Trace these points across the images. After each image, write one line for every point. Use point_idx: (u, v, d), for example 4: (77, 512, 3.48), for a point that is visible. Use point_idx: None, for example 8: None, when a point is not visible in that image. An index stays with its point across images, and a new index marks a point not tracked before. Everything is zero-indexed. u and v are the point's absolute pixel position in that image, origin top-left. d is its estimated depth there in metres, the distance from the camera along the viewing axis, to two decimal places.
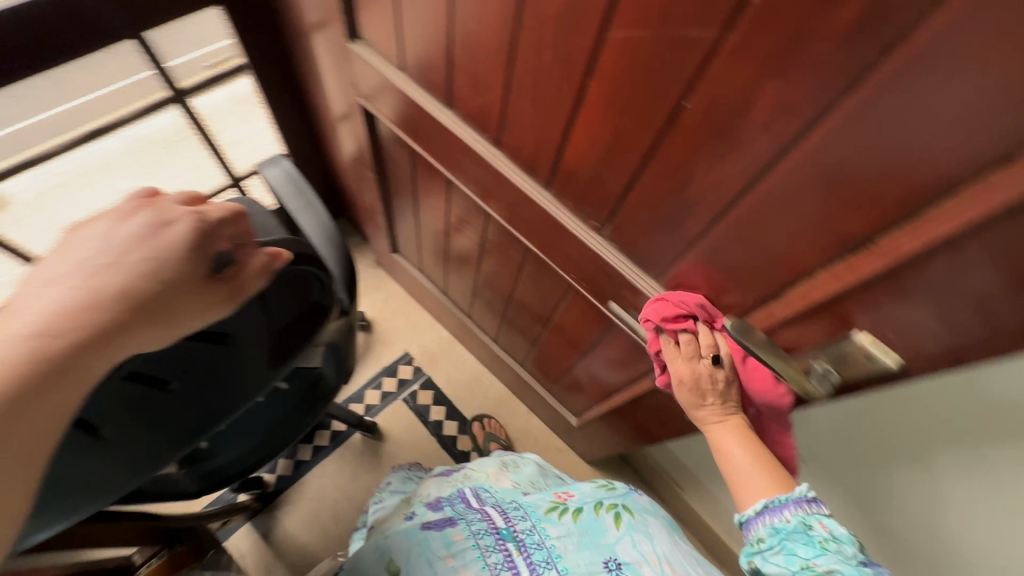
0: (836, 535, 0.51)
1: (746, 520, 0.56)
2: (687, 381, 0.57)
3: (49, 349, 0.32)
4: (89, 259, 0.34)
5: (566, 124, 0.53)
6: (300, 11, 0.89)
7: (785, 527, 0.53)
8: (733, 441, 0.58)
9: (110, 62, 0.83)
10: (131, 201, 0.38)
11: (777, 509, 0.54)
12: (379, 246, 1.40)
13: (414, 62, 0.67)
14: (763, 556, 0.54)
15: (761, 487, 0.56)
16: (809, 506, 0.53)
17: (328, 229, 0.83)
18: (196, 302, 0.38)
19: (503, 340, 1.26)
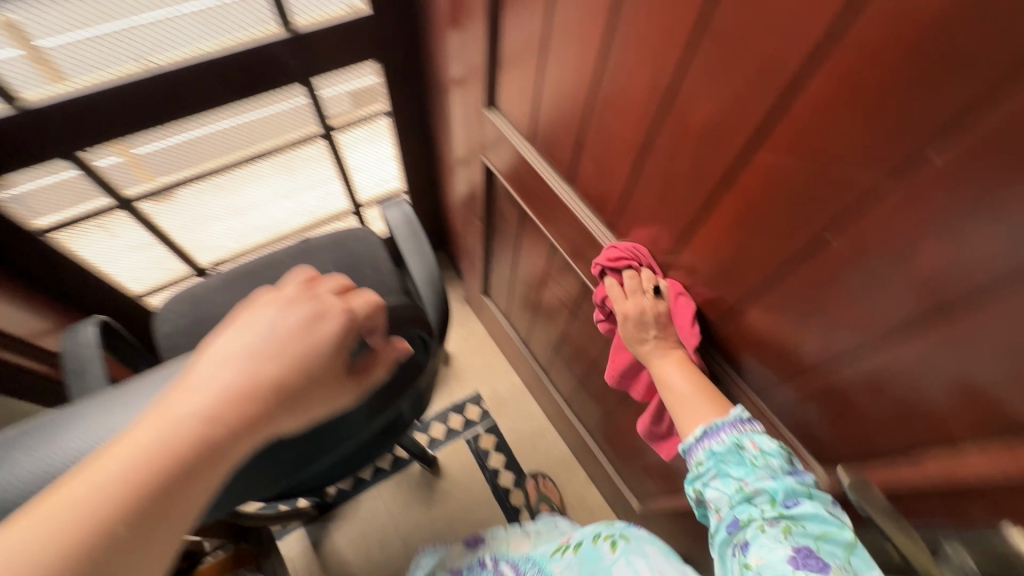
0: (765, 451, 0.52)
1: (688, 447, 0.56)
2: (630, 316, 0.59)
3: (210, 433, 0.33)
4: (251, 346, 0.35)
5: (689, 226, 0.52)
6: (446, 72, 0.97)
7: (721, 450, 0.54)
8: (675, 371, 0.58)
9: (280, 101, 0.96)
10: (295, 286, 0.38)
11: (714, 433, 0.55)
12: (471, 285, 1.44)
13: (543, 138, 0.70)
14: (703, 480, 0.56)
15: (700, 415, 0.56)
16: (742, 426, 0.54)
17: (433, 276, 0.87)
18: (330, 394, 0.38)
19: (576, 403, 1.23)
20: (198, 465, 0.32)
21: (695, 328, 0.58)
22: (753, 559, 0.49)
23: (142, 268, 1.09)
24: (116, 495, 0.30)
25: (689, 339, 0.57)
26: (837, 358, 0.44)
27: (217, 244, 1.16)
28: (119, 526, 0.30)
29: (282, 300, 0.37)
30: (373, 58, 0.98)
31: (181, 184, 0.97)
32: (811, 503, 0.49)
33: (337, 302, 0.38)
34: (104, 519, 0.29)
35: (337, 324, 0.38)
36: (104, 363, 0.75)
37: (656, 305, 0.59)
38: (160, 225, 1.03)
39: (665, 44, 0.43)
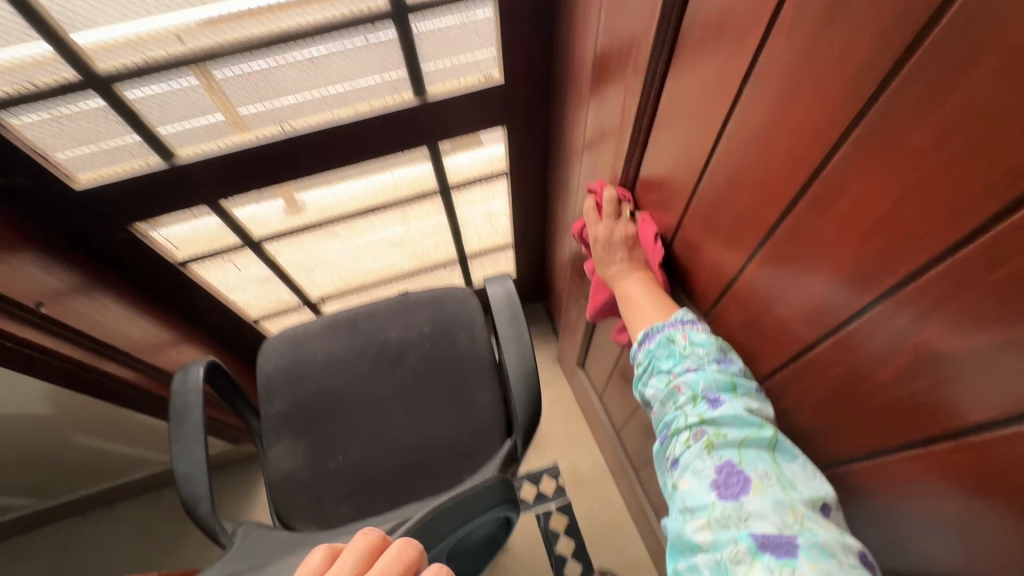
0: (694, 343, 0.53)
1: (631, 351, 0.58)
2: (599, 237, 0.63)
3: None
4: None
5: (880, 442, 0.39)
6: (575, 146, 0.90)
7: (654, 348, 0.55)
8: (632, 285, 0.61)
9: (404, 160, 0.95)
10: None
11: (652, 334, 0.55)
12: (566, 350, 1.36)
13: (678, 256, 0.60)
14: (644, 381, 0.56)
15: (647, 321, 0.58)
16: (679, 324, 0.54)
17: (527, 368, 0.80)
18: None
19: (664, 512, 1.08)
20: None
21: (656, 244, 0.60)
22: (682, 482, 0.48)
23: (260, 297, 1.15)
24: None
25: (652, 256, 0.60)
26: None
27: (327, 281, 1.20)
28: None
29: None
30: (502, 125, 0.94)
31: (303, 230, 1.00)
32: (730, 402, 0.48)
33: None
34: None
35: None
36: (204, 410, 0.78)
37: (626, 228, 0.63)
38: (280, 263, 1.07)
39: (886, 238, 0.31)
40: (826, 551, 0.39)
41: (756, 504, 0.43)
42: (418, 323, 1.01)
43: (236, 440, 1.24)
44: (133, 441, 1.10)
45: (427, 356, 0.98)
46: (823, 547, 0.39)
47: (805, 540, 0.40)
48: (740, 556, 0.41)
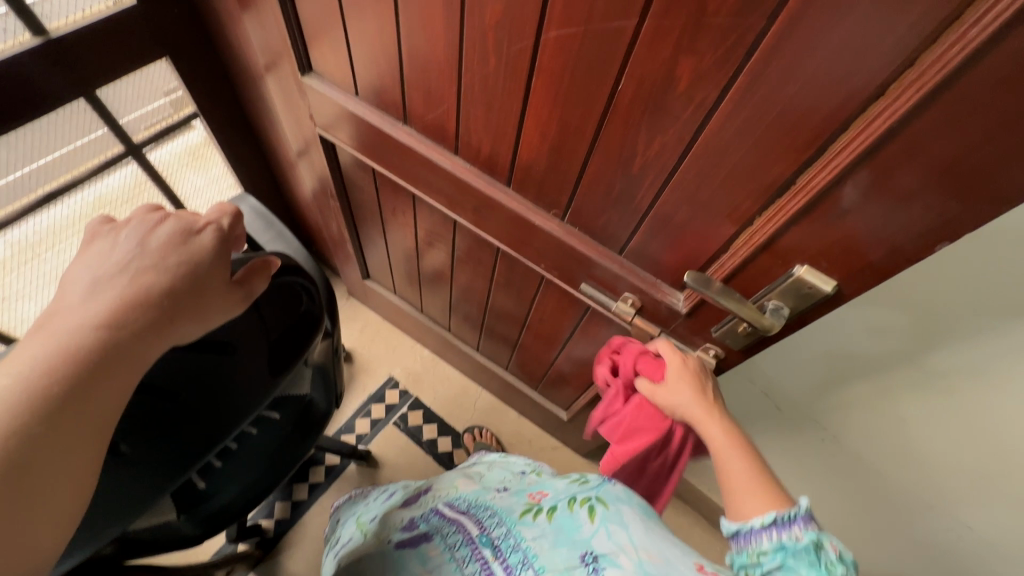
0: (843, 560, 0.45)
1: (750, 530, 0.49)
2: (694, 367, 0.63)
3: (110, 339, 0.34)
4: (112, 269, 0.37)
5: (518, 122, 0.58)
6: (248, 56, 0.92)
7: (793, 545, 0.47)
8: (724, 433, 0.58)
9: (64, 122, 0.84)
10: (149, 214, 0.41)
11: (786, 523, 0.48)
12: (350, 275, 1.42)
13: (367, 85, 0.71)
14: (759, 569, 0.48)
15: (760, 482, 0.52)
16: (823, 531, 0.47)
17: (301, 256, 0.86)
18: (220, 300, 0.40)
19: (485, 347, 1.29)
20: (97, 375, 0.33)
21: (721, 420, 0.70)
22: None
23: None
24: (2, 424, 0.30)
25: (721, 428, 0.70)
26: (660, 186, 0.54)
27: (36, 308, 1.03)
28: (33, 433, 0.30)
29: (134, 222, 0.40)
30: (162, 56, 0.90)
31: None
32: None
33: (199, 216, 0.42)
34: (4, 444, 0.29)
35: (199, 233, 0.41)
36: None
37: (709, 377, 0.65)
38: None
39: None
40: None
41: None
42: None
43: None
44: None
45: None
46: None
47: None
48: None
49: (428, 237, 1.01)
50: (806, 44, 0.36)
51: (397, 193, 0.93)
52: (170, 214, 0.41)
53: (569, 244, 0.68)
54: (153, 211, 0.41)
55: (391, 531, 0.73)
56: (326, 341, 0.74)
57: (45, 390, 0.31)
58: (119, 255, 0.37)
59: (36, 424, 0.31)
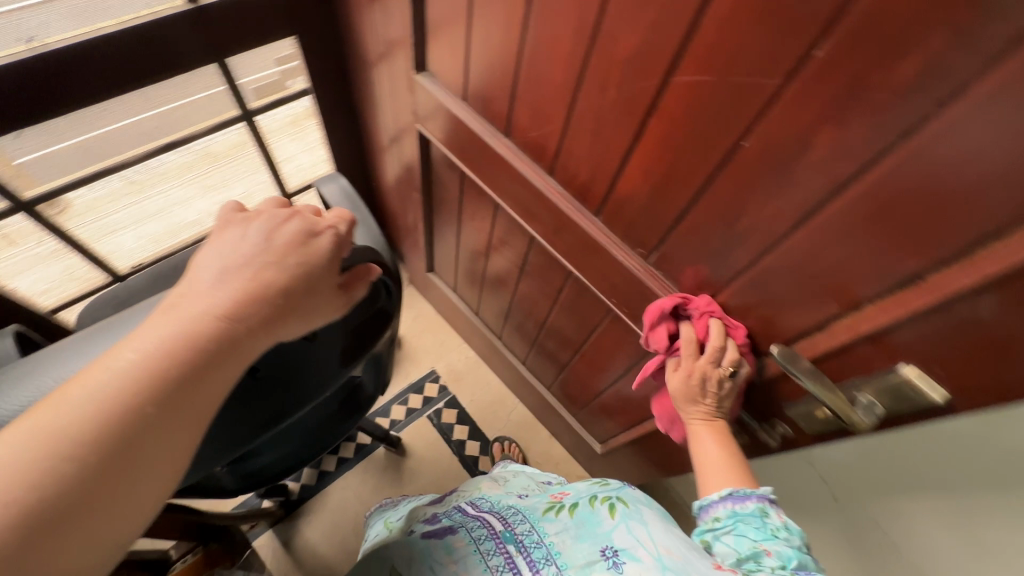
0: (786, 526, 0.57)
1: (709, 503, 0.61)
2: (695, 378, 0.60)
3: (227, 331, 0.36)
4: (241, 260, 0.39)
5: (623, 156, 0.57)
6: (367, 44, 0.96)
7: (743, 511, 0.59)
8: (710, 436, 0.64)
9: (194, 82, 0.91)
10: (280, 210, 0.43)
11: (741, 497, 0.60)
12: (415, 265, 1.45)
13: (477, 92, 0.72)
14: (714, 534, 0.59)
15: (728, 478, 0.62)
16: (769, 502, 0.59)
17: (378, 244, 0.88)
18: (326, 303, 0.42)
19: (531, 362, 1.28)
20: (206, 365, 0.35)
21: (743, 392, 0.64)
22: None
23: (51, 280, 0.99)
24: (119, 400, 0.31)
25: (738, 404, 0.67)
26: (763, 249, 0.51)
27: (135, 246, 1.08)
28: (147, 412, 0.32)
29: (265, 216, 0.42)
30: (290, 34, 0.95)
31: (89, 181, 0.90)
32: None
33: (322, 219, 0.44)
34: (117, 419, 0.31)
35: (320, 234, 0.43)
36: None
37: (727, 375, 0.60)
38: (68, 228, 0.94)
39: None
40: None
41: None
42: None
43: None
44: None
45: None
46: None
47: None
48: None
49: (499, 246, 1.01)
50: (977, 138, 0.32)
51: (480, 199, 0.94)
52: (297, 213, 0.43)
53: (649, 286, 0.66)
54: (282, 207, 0.44)
55: (414, 523, 0.75)
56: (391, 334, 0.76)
57: (163, 371, 0.33)
58: (250, 246, 0.40)
59: (148, 404, 0.32)
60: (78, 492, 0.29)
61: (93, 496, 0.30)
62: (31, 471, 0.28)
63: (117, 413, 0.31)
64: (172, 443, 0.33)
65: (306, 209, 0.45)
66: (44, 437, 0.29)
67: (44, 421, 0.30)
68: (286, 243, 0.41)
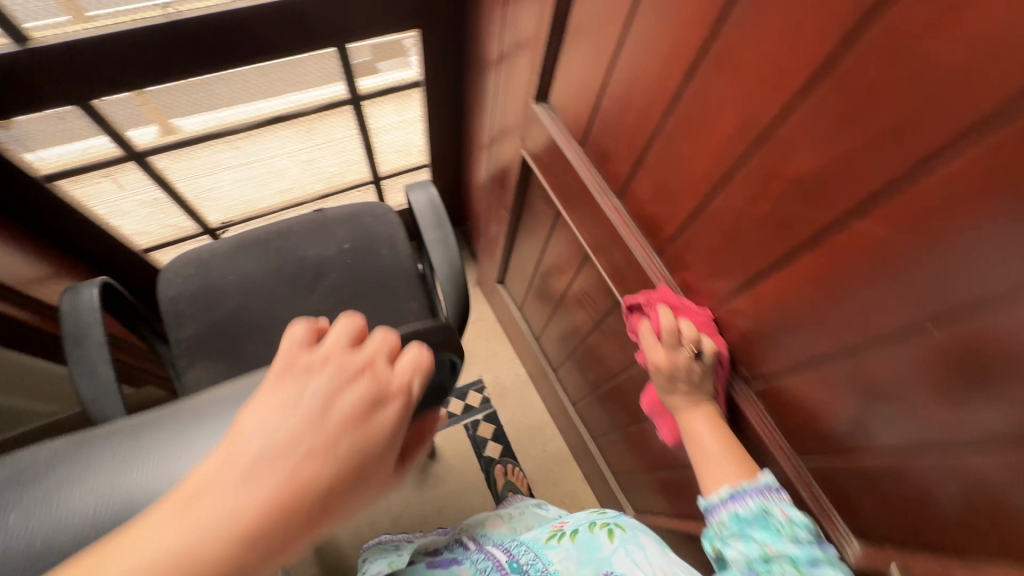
0: (794, 521, 0.50)
1: (711, 505, 0.55)
2: (664, 369, 0.57)
3: (235, 556, 0.26)
4: (284, 440, 0.29)
5: (754, 276, 0.47)
6: (490, 51, 0.90)
7: (746, 514, 0.52)
8: (704, 426, 0.57)
9: (311, 63, 0.89)
10: (350, 355, 0.33)
11: (741, 497, 0.53)
12: (486, 271, 1.41)
13: (596, 143, 0.64)
14: (723, 539, 0.54)
15: (728, 476, 0.55)
16: (772, 493, 0.52)
17: (454, 268, 0.83)
18: (372, 491, 0.32)
19: (581, 404, 1.21)
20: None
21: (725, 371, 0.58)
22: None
23: (147, 222, 1.04)
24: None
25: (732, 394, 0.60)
26: (910, 444, 0.40)
27: (227, 204, 1.11)
28: None
29: (332, 366, 0.33)
30: (414, 27, 0.91)
31: (197, 141, 0.91)
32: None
33: (394, 375, 0.34)
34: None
35: (388, 396, 0.33)
36: (106, 329, 0.72)
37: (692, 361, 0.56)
38: (170, 180, 0.97)
39: (769, 85, 0.38)
40: None
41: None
42: (337, 240, 0.98)
43: (138, 381, 1.14)
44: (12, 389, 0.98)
45: (349, 272, 0.96)
46: None
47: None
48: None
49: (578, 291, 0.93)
50: None
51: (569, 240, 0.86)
52: (370, 365, 0.34)
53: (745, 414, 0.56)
54: (354, 347, 0.34)
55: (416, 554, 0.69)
56: None
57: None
58: (298, 420, 0.30)
59: None
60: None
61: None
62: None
63: None
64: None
65: (380, 350, 0.34)
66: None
67: None
68: (347, 413, 0.31)
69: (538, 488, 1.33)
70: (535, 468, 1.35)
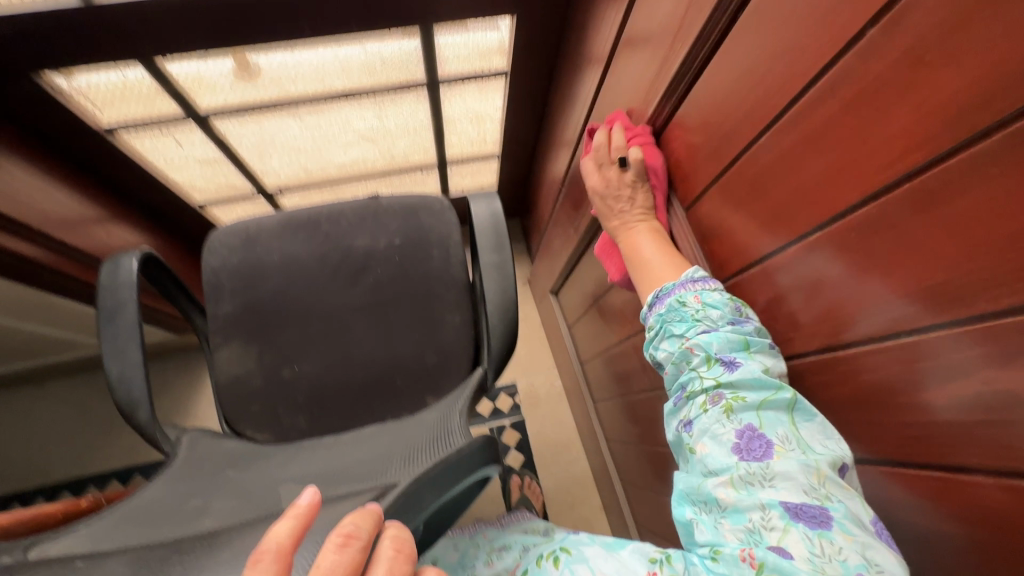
0: (707, 305, 0.51)
1: (642, 314, 0.57)
2: (599, 188, 0.63)
3: None
4: None
5: None
6: (594, 54, 0.78)
7: (665, 310, 0.53)
8: (641, 240, 0.60)
9: (392, 39, 0.80)
10: None
11: (663, 296, 0.54)
12: (540, 275, 1.32)
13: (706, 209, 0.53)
14: (655, 345, 0.54)
15: (656, 281, 0.57)
16: (691, 284, 0.53)
17: (507, 299, 0.75)
18: None
19: (616, 440, 1.13)
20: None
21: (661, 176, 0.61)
22: (697, 443, 0.47)
23: (205, 180, 1.00)
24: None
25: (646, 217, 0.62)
26: None
27: (285, 171, 1.05)
28: None
29: None
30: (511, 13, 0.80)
31: (262, 108, 0.85)
32: (748, 365, 0.46)
33: None
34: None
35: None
36: (141, 307, 0.69)
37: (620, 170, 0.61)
38: (231, 143, 0.92)
39: None
40: (856, 520, 0.38)
41: (783, 467, 0.41)
42: (388, 233, 0.90)
43: (178, 330, 1.15)
44: (58, 324, 1.00)
45: (395, 271, 0.89)
46: (853, 514, 0.39)
47: (836, 511, 0.38)
48: (772, 526, 0.40)
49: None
50: None
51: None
52: None
53: None
54: None
55: None
56: None
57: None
58: None
59: None
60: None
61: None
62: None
63: None
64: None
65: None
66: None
67: None
68: None
69: (553, 508, 1.28)
70: (553, 487, 1.30)
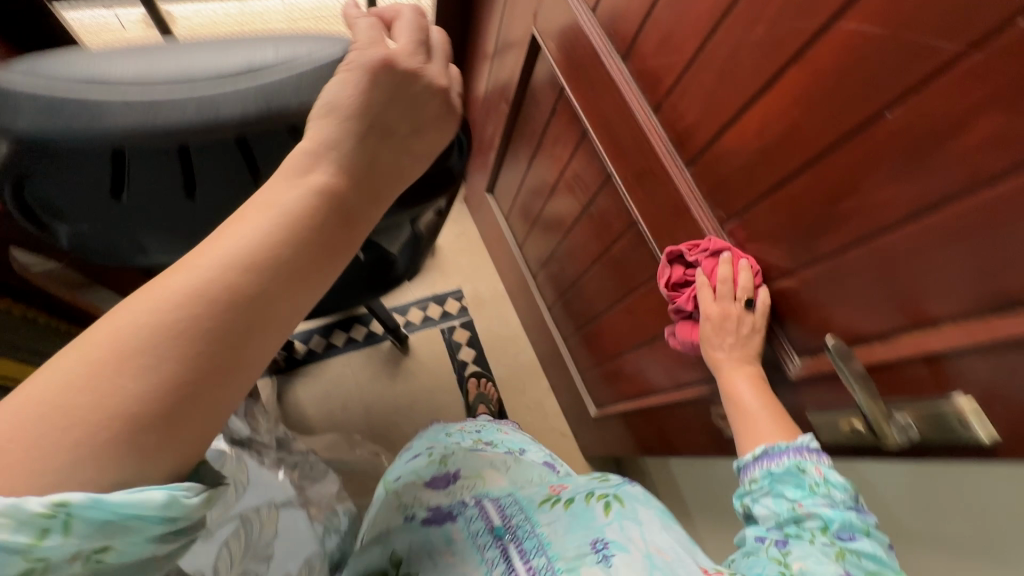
0: (830, 480, 0.50)
1: (744, 465, 0.56)
2: (714, 318, 0.60)
3: (263, 261, 0.27)
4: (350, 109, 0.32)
5: (744, 105, 0.54)
6: None
7: (779, 471, 0.53)
8: (745, 383, 0.59)
9: None
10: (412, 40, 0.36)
11: (775, 455, 0.54)
12: (475, 182, 1.44)
13: (609, 6, 0.69)
14: (753, 497, 0.54)
15: (767, 436, 0.56)
16: (809, 453, 0.53)
17: None
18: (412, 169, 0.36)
19: (557, 309, 1.27)
20: (284, 289, 0.28)
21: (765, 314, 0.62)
22: (792, 558, 0.46)
23: None
24: (181, 325, 0.25)
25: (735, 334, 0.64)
26: (858, 239, 0.47)
27: None
28: (145, 420, 0.24)
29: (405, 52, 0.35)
30: None
31: None
32: (868, 541, 0.46)
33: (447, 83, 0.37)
34: (167, 380, 0.24)
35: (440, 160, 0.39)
36: None
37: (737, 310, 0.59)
38: None
39: None
40: None
41: None
42: None
43: None
44: None
45: None
46: None
47: None
48: None
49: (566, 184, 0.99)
50: None
51: (565, 127, 0.91)
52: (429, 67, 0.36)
53: None
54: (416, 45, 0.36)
55: (421, 479, 0.66)
56: (437, 215, 0.77)
57: (237, 290, 0.27)
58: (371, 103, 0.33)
59: (198, 345, 0.25)
60: (113, 493, 0.24)
61: (124, 489, 0.24)
62: (72, 443, 0.23)
63: (156, 353, 0.24)
64: (218, 432, 0.27)
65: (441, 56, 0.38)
66: (107, 362, 0.24)
67: (104, 342, 0.24)
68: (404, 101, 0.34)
69: (507, 393, 1.40)
70: (505, 375, 1.42)
